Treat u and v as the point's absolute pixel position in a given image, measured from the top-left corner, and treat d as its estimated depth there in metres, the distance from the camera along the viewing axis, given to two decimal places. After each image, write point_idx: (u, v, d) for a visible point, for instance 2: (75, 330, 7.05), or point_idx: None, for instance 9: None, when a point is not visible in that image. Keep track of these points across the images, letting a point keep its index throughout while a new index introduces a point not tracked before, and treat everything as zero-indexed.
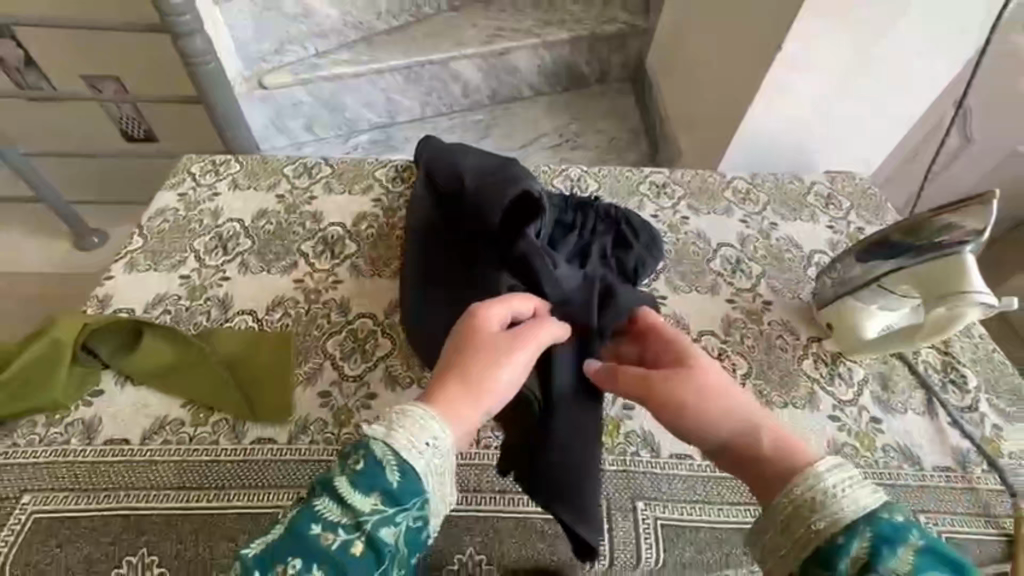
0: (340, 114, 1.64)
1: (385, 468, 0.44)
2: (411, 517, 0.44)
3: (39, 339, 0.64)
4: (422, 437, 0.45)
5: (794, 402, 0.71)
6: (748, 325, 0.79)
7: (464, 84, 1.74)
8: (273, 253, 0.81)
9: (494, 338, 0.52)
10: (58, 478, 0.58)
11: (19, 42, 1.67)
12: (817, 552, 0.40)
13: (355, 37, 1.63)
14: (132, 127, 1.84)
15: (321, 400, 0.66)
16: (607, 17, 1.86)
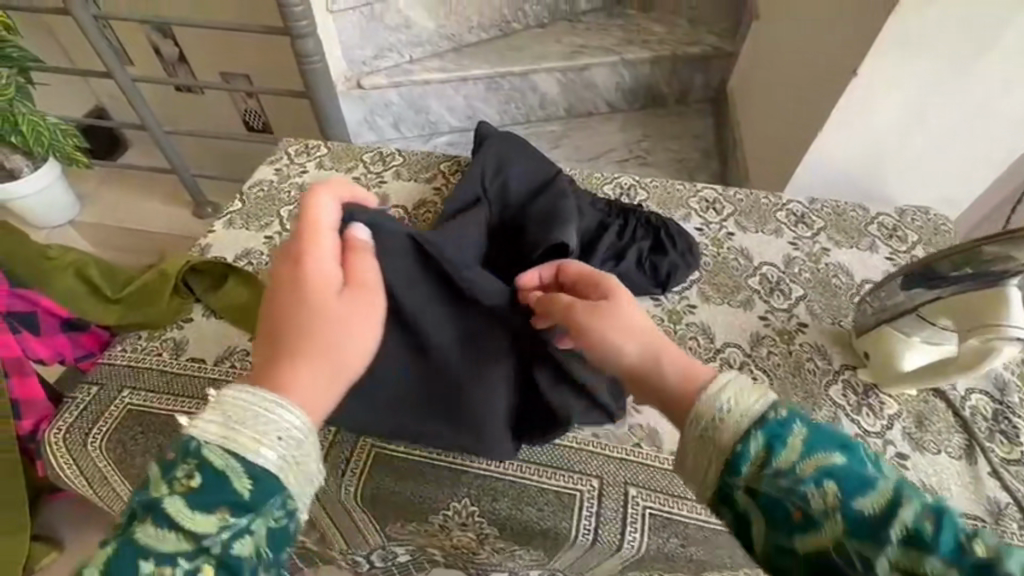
0: (425, 116, 1.79)
1: (227, 478, 0.45)
2: (269, 518, 0.46)
3: (157, 271, 0.80)
4: (268, 432, 0.47)
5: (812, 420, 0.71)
6: (777, 343, 0.78)
7: (541, 95, 1.83)
8: None
9: (313, 301, 0.54)
10: (148, 381, 0.71)
11: (177, 40, 1.99)
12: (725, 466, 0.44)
13: (447, 47, 1.77)
14: (253, 119, 2.12)
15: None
16: (691, 39, 1.88)
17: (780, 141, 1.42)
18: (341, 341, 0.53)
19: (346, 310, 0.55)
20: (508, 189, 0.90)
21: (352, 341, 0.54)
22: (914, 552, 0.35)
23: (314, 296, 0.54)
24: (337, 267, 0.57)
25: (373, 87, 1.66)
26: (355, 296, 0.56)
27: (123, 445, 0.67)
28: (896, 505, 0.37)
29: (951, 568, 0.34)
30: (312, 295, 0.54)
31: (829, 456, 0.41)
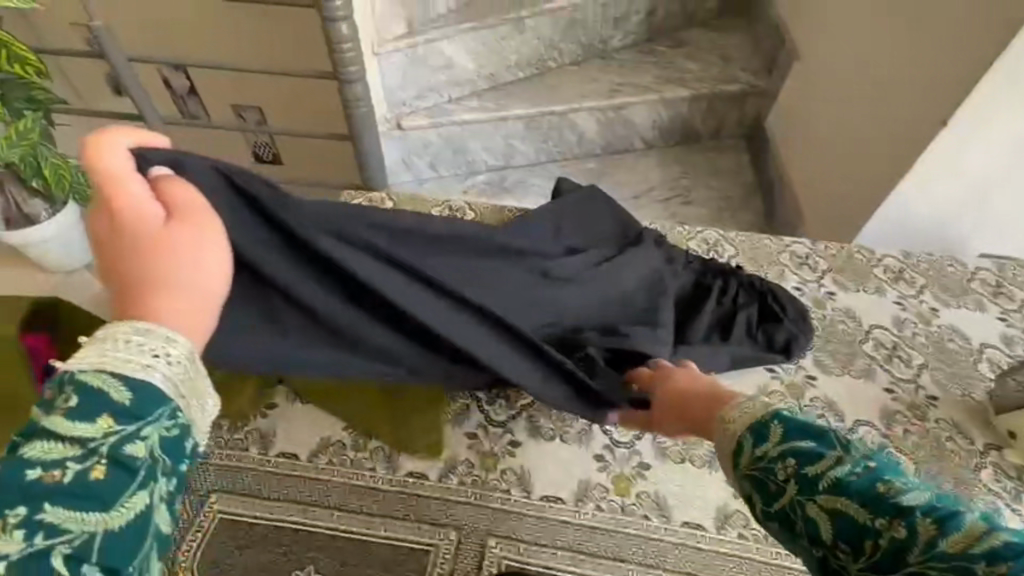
0: (462, 156, 1.75)
1: (104, 393, 0.46)
2: (161, 429, 0.47)
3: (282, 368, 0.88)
4: (144, 352, 0.48)
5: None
6: (909, 419, 0.79)
7: (580, 133, 1.81)
8: None
9: (143, 241, 0.54)
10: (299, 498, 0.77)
11: (189, 77, 1.98)
12: (732, 453, 0.53)
13: (484, 85, 1.73)
14: (263, 151, 2.04)
15: (469, 442, 0.92)
16: (727, 76, 1.83)
17: (851, 183, 1.44)
18: (184, 267, 0.53)
19: (177, 240, 0.55)
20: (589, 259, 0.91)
21: (204, 267, 0.54)
22: (839, 496, 0.43)
23: (137, 239, 0.54)
24: (150, 202, 0.56)
25: (413, 128, 1.62)
26: (180, 224, 0.56)
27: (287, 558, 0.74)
28: (828, 465, 0.45)
29: (864, 505, 0.42)
30: (139, 237, 0.54)
31: (798, 442, 0.48)
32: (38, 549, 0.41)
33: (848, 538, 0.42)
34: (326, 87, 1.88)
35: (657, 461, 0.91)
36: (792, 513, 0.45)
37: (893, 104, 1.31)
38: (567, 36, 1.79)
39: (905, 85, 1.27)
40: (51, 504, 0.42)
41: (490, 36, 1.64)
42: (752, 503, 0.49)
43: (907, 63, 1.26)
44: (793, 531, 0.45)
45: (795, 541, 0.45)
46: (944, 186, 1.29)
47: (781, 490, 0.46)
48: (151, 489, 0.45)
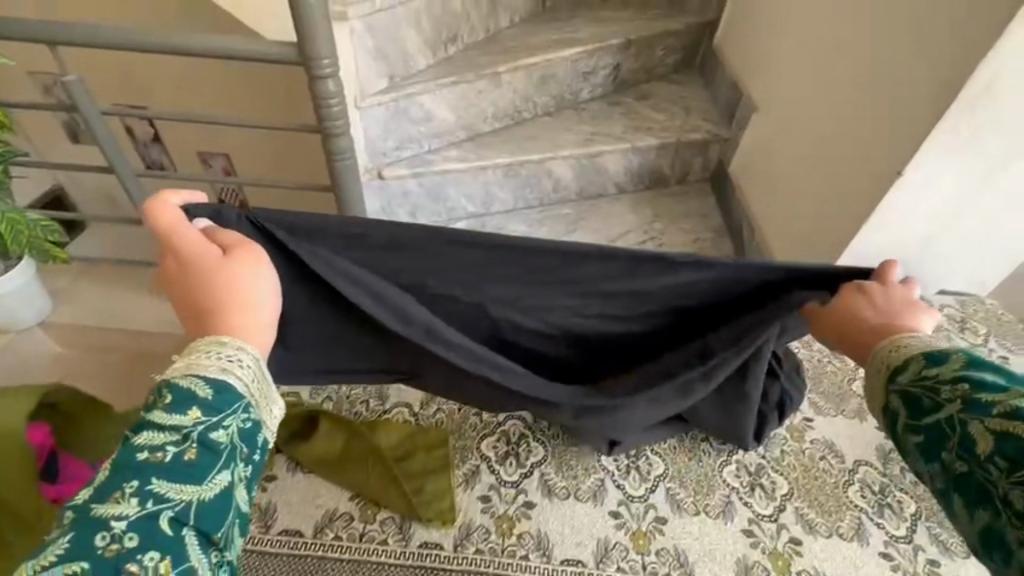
0: (442, 204, 1.78)
1: (192, 390, 0.57)
2: (238, 420, 0.58)
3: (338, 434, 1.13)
4: (225, 359, 0.61)
5: (840, 532, 1.05)
6: None
7: (556, 180, 1.87)
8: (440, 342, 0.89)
9: (209, 272, 0.67)
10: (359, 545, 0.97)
11: (154, 127, 2.00)
12: (893, 372, 0.63)
13: (463, 135, 1.78)
14: (229, 197, 2.02)
15: (481, 506, 1.06)
16: (691, 125, 1.94)
17: (823, 222, 1.51)
18: (248, 297, 0.67)
19: (235, 268, 0.69)
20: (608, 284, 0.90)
21: (258, 287, 0.69)
22: (1011, 420, 0.51)
23: (203, 270, 0.67)
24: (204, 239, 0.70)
25: (394, 177, 1.64)
26: (234, 255, 0.70)
27: None
28: (1010, 398, 0.53)
29: None
30: (205, 269, 0.67)
31: (981, 374, 0.57)
32: (149, 513, 0.50)
33: (1006, 453, 0.50)
34: (307, 138, 1.88)
35: (674, 514, 1.06)
36: (946, 430, 0.55)
37: (848, 153, 1.40)
38: (540, 90, 1.87)
39: (858, 136, 1.37)
40: (155, 478, 0.51)
41: (468, 89, 1.68)
42: (905, 424, 0.59)
43: (857, 117, 1.37)
44: (947, 443, 0.55)
45: (942, 453, 0.55)
46: (907, 229, 1.38)
47: (940, 409, 0.56)
48: (232, 468, 0.56)
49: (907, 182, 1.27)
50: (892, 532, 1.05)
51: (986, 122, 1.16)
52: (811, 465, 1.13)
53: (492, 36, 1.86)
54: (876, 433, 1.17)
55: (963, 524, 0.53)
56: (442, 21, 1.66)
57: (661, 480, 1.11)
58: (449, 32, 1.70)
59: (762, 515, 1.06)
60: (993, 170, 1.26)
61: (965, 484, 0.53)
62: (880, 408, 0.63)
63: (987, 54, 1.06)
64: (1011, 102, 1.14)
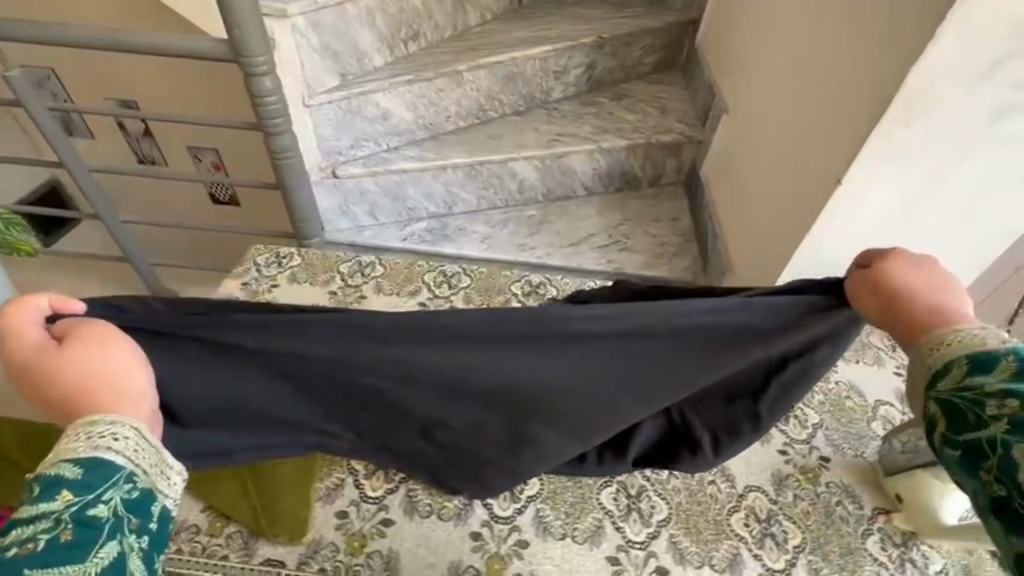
0: (402, 204, 1.76)
1: (58, 474, 0.49)
2: (122, 491, 0.51)
3: None
4: (101, 434, 0.52)
5: (710, 563, 0.96)
6: None
7: (520, 181, 1.83)
8: (401, 278, 0.98)
9: (59, 365, 0.55)
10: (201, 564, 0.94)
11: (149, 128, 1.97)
12: (932, 372, 0.58)
13: (424, 135, 1.76)
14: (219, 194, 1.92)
15: (336, 522, 1.00)
16: (663, 127, 1.89)
17: (778, 229, 1.46)
18: (108, 374, 0.57)
19: (87, 348, 0.57)
20: (555, 354, 0.70)
21: (125, 362, 0.58)
22: None
23: (48, 371, 0.55)
24: (45, 337, 0.58)
25: (348, 176, 1.63)
26: (78, 340, 0.57)
27: None
28: None
29: None
30: (47, 367, 0.56)
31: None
32: None
33: None
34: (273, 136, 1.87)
35: (539, 536, 0.99)
36: (986, 449, 0.50)
37: (808, 160, 1.32)
38: (507, 89, 1.83)
39: (816, 141, 1.29)
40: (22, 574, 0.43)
41: (427, 88, 1.66)
42: (943, 438, 0.55)
43: (816, 123, 1.29)
44: (982, 461, 0.50)
45: (975, 470, 0.51)
46: (863, 232, 1.31)
47: (980, 426, 0.51)
48: (122, 541, 0.48)
49: (849, 191, 1.23)
50: (768, 565, 0.96)
51: (929, 128, 1.10)
52: (695, 491, 1.03)
53: (459, 34, 1.84)
54: (774, 460, 1.05)
55: (992, 542, 0.49)
56: (400, 19, 1.63)
57: (533, 500, 1.03)
58: (410, 30, 1.68)
59: (632, 540, 0.98)
60: (939, 178, 1.20)
61: (999, 507, 0.48)
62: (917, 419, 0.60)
63: (923, 54, 1.00)
64: (958, 99, 1.07)
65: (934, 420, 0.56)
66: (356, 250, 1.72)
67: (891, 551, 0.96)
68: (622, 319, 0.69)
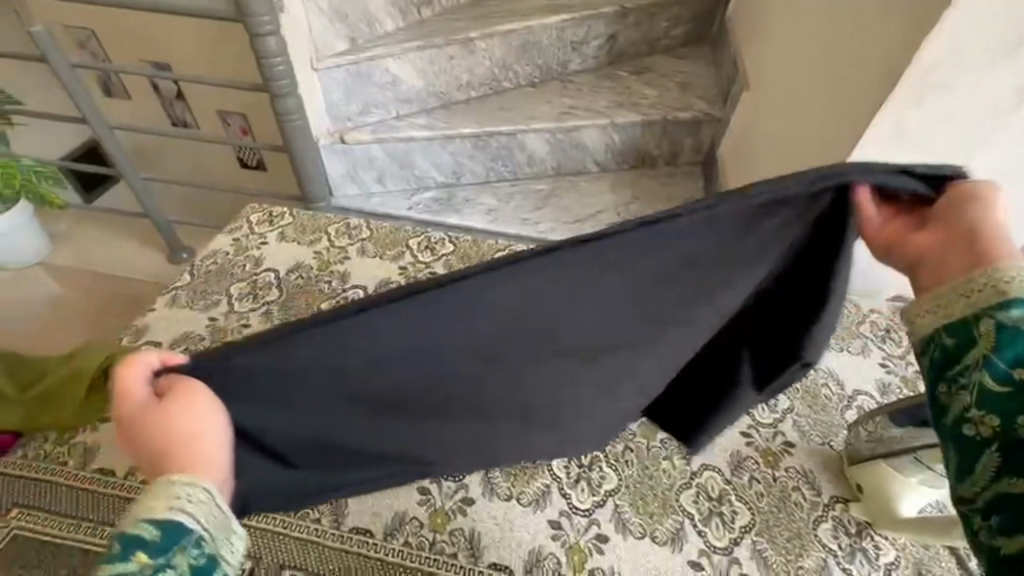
0: (410, 171, 1.76)
1: (132, 534, 0.45)
2: (190, 556, 0.45)
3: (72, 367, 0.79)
4: (174, 495, 0.46)
5: (653, 534, 0.85)
6: (759, 467, 0.90)
7: (530, 153, 1.80)
8: (388, 242, 0.99)
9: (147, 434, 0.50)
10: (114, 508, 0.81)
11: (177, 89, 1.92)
12: (998, 298, 0.46)
13: (436, 103, 1.75)
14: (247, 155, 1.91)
15: None
16: (682, 103, 1.82)
17: None
18: (189, 434, 0.50)
19: (171, 409, 0.50)
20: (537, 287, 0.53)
21: (208, 421, 0.52)
22: None
23: (147, 435, 0.50)
24: (148, 395, 0.52)
25: (356, 141, 1.65)
26: (169, 398, 0.51)
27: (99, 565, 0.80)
28: None
29: None
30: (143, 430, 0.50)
31: None
32: None
33: None
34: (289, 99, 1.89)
35: (484, 496, 0.89)
36: None
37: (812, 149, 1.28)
38: (522, 58, 1.79)
39: (824, 122, 1.23)
40: None
41: (437, 55, 1.65)
42: (983, 358, 0.45)
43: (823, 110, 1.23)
44: None
45: (1016, 409, 0.42)
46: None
47: None
48: None
49: None
50: (712, 541, 0.84)
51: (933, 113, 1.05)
52: (646, 463, 0.91)
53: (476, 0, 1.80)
54: (738, 440, 0.92)
55: (978, 468, 0.43)
56: None
57: None
58: None
59: (576, 508, 0.87)
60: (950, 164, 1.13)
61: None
62: (981, 327, 0.46)
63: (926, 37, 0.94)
64: (973, 84, 1.00)
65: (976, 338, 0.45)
66: (363, 217, 1.74)
67: (843, 540, 0.84)
68: (703, 219, 0.53)
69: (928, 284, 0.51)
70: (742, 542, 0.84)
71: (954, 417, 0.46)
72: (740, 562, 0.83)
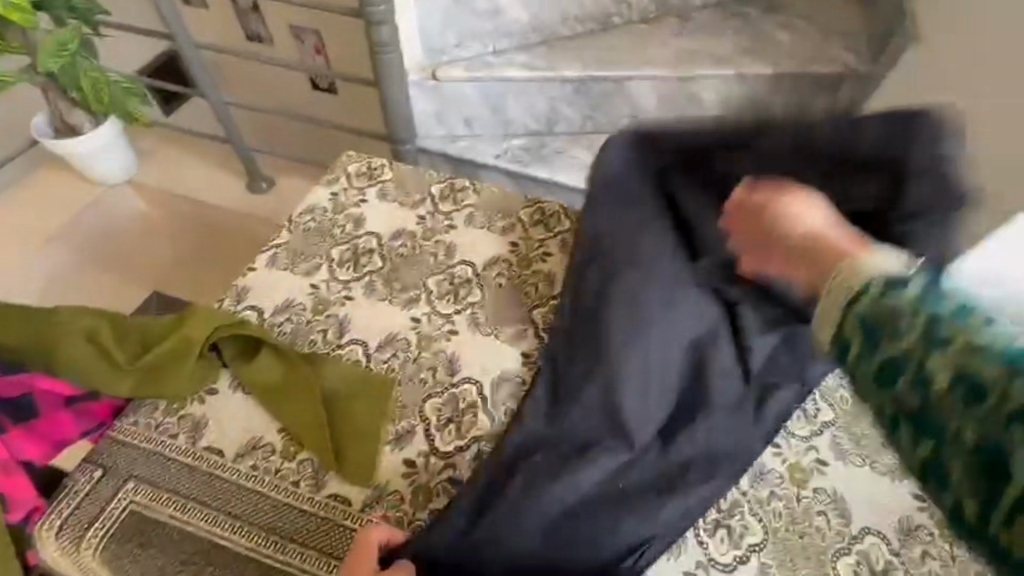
0: (500, 115, 1.59)
1: None
2: None
3: (179, 329, 0.79)
4: None
5: None
6: (932, 541, 0.69)
7: (635, 104, 1.57)
8: (497, 212, 0.90)
9: None
10: (155, 479, 0.72)
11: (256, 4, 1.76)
12: (875, 279, 0.41)
13: (536, 39, 1.57)
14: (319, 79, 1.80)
15: (406, 470, 0.72)
16: (824, 55, 1.53)
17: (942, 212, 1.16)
18: None
19: None
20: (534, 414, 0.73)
21: None
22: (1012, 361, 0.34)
23: None
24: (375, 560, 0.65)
25: (449, 79, 1.51)
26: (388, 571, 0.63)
27: (121, 552, 0.69)
28: (972, 326, 0.36)
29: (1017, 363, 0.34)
30: None
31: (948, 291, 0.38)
32: None
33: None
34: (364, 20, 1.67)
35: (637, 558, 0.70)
36: (919, 365, 0.37)
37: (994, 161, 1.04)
38: None
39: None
40: None
41: None
42: (857, 361, 0.40)
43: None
44: (917, 368, 0.37)
45: (915, 387, 0.37)
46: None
47: (922, 339, 0.37)
48: None
49: None
50: None
51: None
52: (795, 517, 0.71)
53: None
54: (907, 502, 0.71)
55: (914, 447, 0.38)
56: None
57: None
58: None
59: (716, 559, 0.69)
60: None
61: (951, 442, 0.36)
62: (844, 325, 0.41)
63: None
64: None
65: (846, 339, 0.41)
66: (446, 162, 1.62)
67: None
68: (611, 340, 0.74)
69: (814, 282, 0.47)
70: None
71: (877, 411, 0.40)
72: None
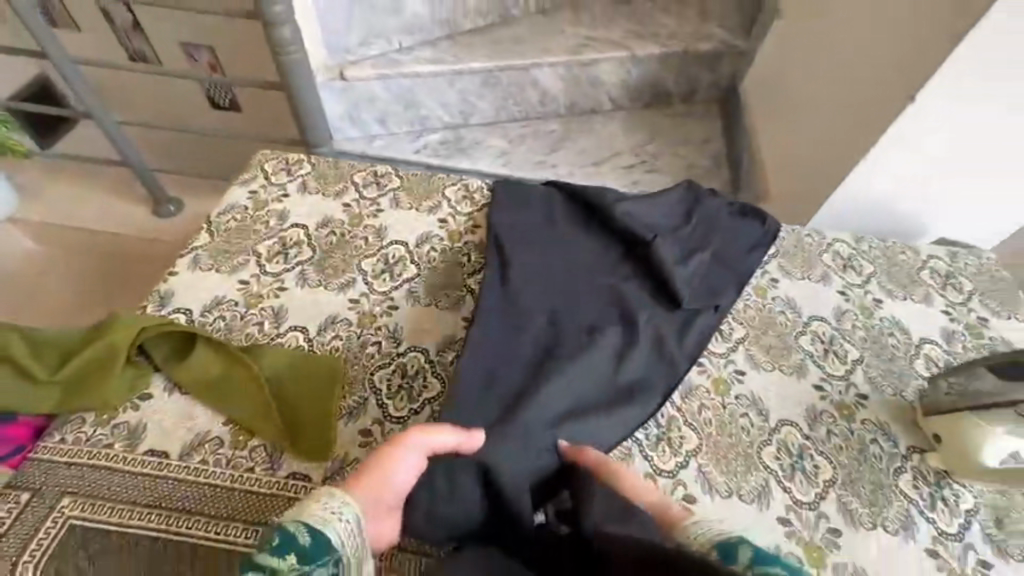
0: (414, 111, 1.61)
1: None
2: None
3: (100, 340, 0.75)
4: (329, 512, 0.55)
5: (739, 492, 0.73)
6: (836, 422, 0.79)
7: (542, 91, 1.65)
8: (421, 193, 0.92)
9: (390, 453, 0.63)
10: (93, 490, 0.68)
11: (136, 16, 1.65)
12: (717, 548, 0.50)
13: (439, 34, 1.63)
14: (217, 94, 1.74)
15: (362, 440, 0.72)
16: (703, 33, 1.69)
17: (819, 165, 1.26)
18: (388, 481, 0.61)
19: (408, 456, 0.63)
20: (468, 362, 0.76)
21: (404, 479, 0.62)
22: None
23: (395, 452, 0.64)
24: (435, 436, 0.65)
25: (357, 77, 1.51)
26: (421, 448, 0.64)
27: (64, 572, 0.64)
28: None
29: None
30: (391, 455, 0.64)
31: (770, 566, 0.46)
32: None
33: None
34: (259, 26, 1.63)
35: None
36: None
37: (839, 119, 1.14)
38: None
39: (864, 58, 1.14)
40: None
41: None
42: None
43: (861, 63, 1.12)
44: None
45: None
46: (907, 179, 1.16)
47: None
48: None
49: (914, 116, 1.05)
50: (797, 497, 0.74)
51: None
52: (723, 420, 0.78)
53: None
54: (812, 393, 0.81)
55: None
56: None
57: None
58: None
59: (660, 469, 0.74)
60: None
61: None
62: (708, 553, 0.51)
63: None
64: None
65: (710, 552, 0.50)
66: (365, 162, 1.60)
67: (924, 490, 0.76)
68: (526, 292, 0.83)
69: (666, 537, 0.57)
70: (829, 495, 0.74)
71: None
72: (832, 519, 0.72)
